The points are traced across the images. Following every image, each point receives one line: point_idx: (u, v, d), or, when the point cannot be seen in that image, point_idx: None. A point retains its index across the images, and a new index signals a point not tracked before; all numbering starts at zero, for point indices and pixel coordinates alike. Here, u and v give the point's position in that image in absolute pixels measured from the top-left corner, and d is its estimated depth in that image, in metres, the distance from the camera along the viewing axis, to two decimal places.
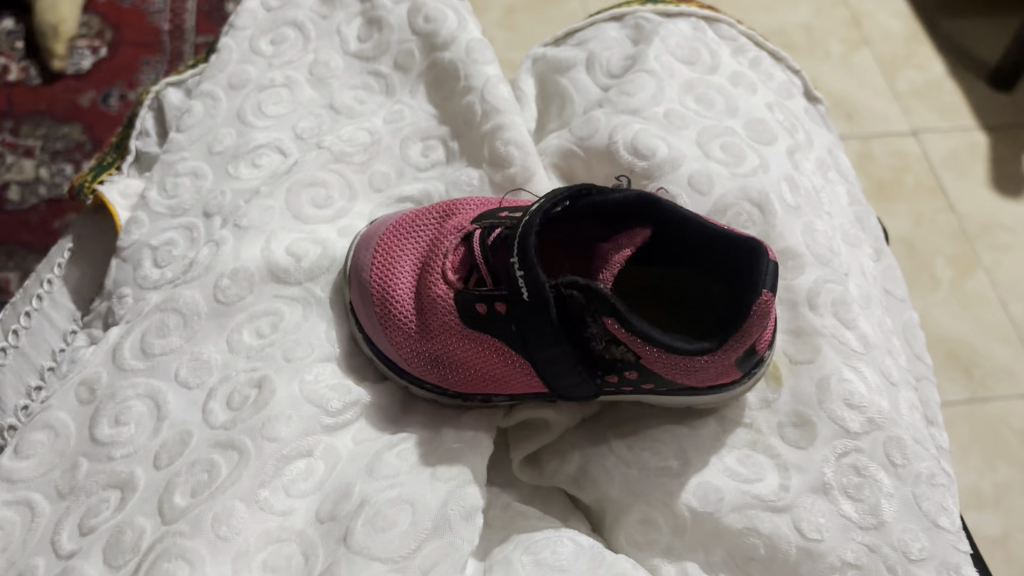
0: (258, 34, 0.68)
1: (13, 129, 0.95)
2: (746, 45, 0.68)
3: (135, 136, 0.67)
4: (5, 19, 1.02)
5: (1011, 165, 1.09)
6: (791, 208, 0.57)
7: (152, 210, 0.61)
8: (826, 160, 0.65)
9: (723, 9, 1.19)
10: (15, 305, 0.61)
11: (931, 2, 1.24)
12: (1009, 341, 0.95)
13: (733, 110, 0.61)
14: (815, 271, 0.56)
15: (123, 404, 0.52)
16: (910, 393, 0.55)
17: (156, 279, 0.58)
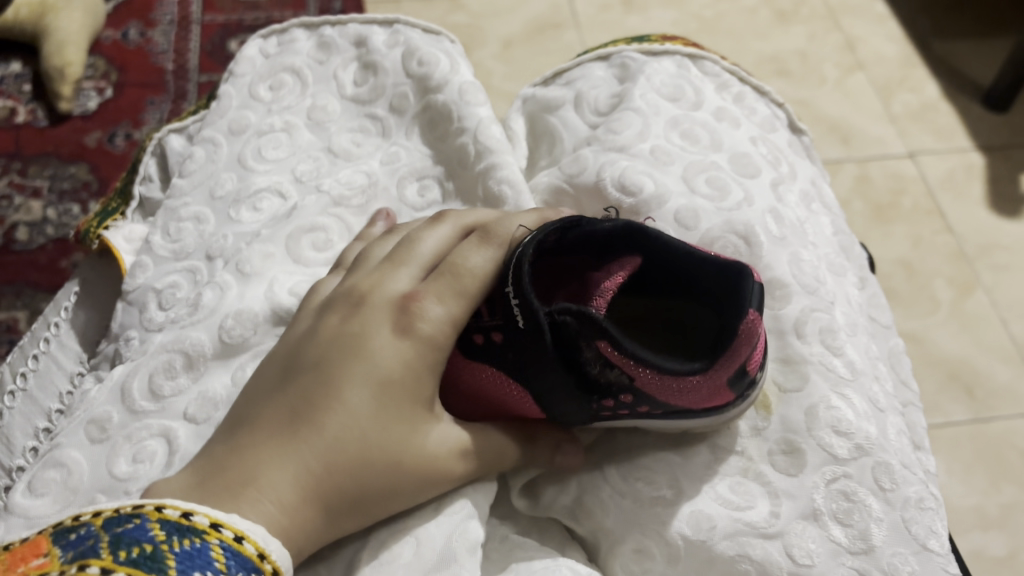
0: (257, 81, 0.68)
1: (21, 170, 0.97)
2: (729, 81, 0.67)
3: (139, 183, 0.67)
4: (14, 63, 1.05)
5: (1008, 185, 1.10)
6: (777, 239, 0.56)
7: (156, 253, 0.59)
8: (810, 193, 0.64)
9: (717, 38, 1.21)
10: (25, 347, 0.62)
11: (925, 25, 1.25)
12: (1011, 360, 0.96)
13: (717, 145, 0.60)
14: (802, 300, 0.54)
15: (137, 444, 0.49)
16: (898, 418, 0.53)
17: (161, 321, 0.55)
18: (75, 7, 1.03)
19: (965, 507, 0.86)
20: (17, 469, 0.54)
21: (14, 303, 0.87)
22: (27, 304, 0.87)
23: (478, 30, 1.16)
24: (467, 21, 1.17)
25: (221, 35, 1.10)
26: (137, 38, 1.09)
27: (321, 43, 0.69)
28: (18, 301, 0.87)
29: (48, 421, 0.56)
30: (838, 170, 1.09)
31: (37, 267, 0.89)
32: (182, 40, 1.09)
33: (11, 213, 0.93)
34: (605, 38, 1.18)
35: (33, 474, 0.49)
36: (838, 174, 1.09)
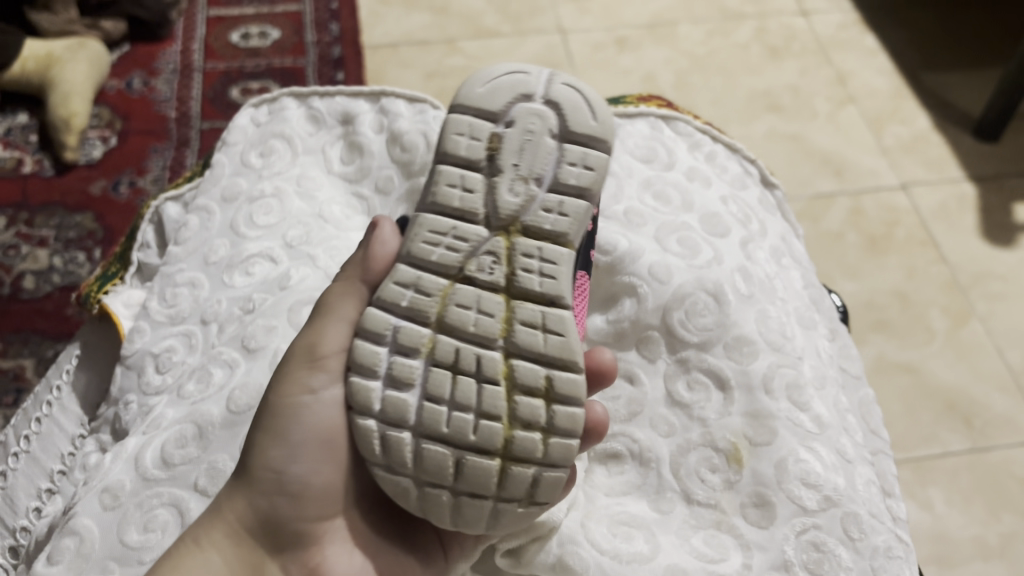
0: (248, 148, 0.68)
1: (28, 220, 0.99)
2: (702, 140, 0.68)
3: (137, 249, 0.67)
4: (21, 114, 1.08)
5: (1000, 215, 1.11)
6: (744, 297, 0.57)
7: (153, 318, 0.60)
8: (780, 248, 0.65)
9: (711, 75, 1.22)
10: (28, 410, 0.62)
11: (914, 57, 1.27)
12: (1008, 390, 0.96)
13: (688, 205, 0.62)
14: (769, 357, 0.55)
15: (149, 512, 0.50)
16: (867, 469, 0.54)
17: (158, 385, 0.57)
18: (80, 59, 1.06)
19: (963, 537, 0.86)
20: (20, 531, 0.55)
21: (21, 350, 0.89)
22: (33, 351, 0.89)
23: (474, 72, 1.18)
24: (462, 63, 1.19)
25: (222, 83, 1.13)
26: (140, 87, 1.12)
27: (310, 114, 0.70)
28: (25, 349, 0.89)
29: (50, 482, 0.57)
30: (831, 203, 1.10)
31: (43, 315, 0.91)
32: (185, 88, 1.12)
33: (17, 262, 0.95)
34: (599, 78, 1.20)
35: (52, 542, 0.50)
36: (832, 207, 1.10)
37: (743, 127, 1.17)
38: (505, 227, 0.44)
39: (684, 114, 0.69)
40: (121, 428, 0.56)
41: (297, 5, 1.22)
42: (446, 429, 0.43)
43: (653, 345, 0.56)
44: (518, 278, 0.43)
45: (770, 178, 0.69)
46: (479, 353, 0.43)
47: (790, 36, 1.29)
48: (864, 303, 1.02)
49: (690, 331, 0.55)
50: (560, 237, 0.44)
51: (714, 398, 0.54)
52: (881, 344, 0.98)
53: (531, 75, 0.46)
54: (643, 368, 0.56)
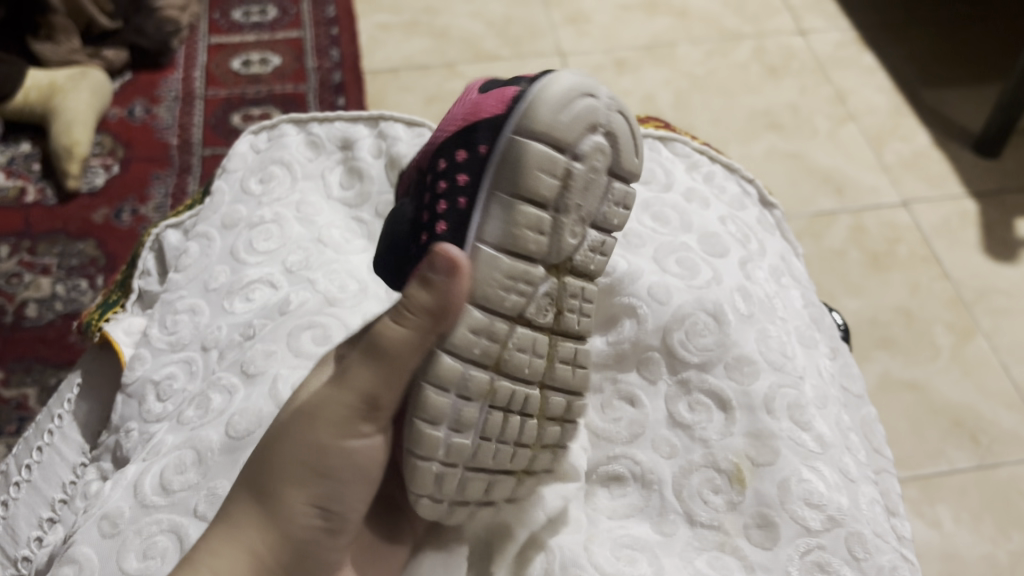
0: (248, 174, 0.68)
1: (30, 248, 0.99)
2: (699, 160, 0.69)
3: (137, 277, 0.67)
4: (23, 143, 1.08)
5: (1003, 230, 1.10)
6: (744, 316, 0.56)
7: (153, 346, 0.60)
8: (780, 267, 0.65)
9: (710, 94, 1.23)
10: (28, 439, 0.62)
11: (913, 74, 1.27)
12: (1014, 407, 0.95)
13: (686, 225, 0.62)
14: (769, 376, 0.54)
15: (148, 539, 0.49)
16: (870, 487, 0.54)
17: (159, 413, 0.57)
18: (83, 88, 1.07)
19: (972, 555, 0.86)
20: (21, 560, 0.55)
21: (24, 378, 0.89)
22: (37, 379, 0.89)
23: None
24: (463, 87, 1.20)
25: (224, 109, 1.13)
26: (142, 115, 1.12)
27: (309, 140, 0.70)
28: (28, 377, 0.89)
29: (52, 511, 0.57)
30: (833, 221, 1.10)
31: (47, 343, 0.91)
32: (186, 114, 1.12)
33: (20, 290, 0.95)
34: None
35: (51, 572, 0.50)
36: (833, 224, 1.10)
37: (742, 146, 1.17)
38: (557, 265, 0.44)
39: (681, 135, 0.70)
40: (123, 455, 0.56)
41: (298, 32, 1.23)
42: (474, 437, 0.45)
43: (654, 366, 0.56)
44: (563, 316, 0.45)
45: (768, 197, 0.69)
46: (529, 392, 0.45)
47: (788, 55, 1.29)
48: (867, 321, 1.01)
49: (690, 350, 0.55)
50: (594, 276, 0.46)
51: (715, 418, 0.54)
52: (886, 361, 0.98)
53: (600, 101, 0.42)
54: (644, 390, 0.56)
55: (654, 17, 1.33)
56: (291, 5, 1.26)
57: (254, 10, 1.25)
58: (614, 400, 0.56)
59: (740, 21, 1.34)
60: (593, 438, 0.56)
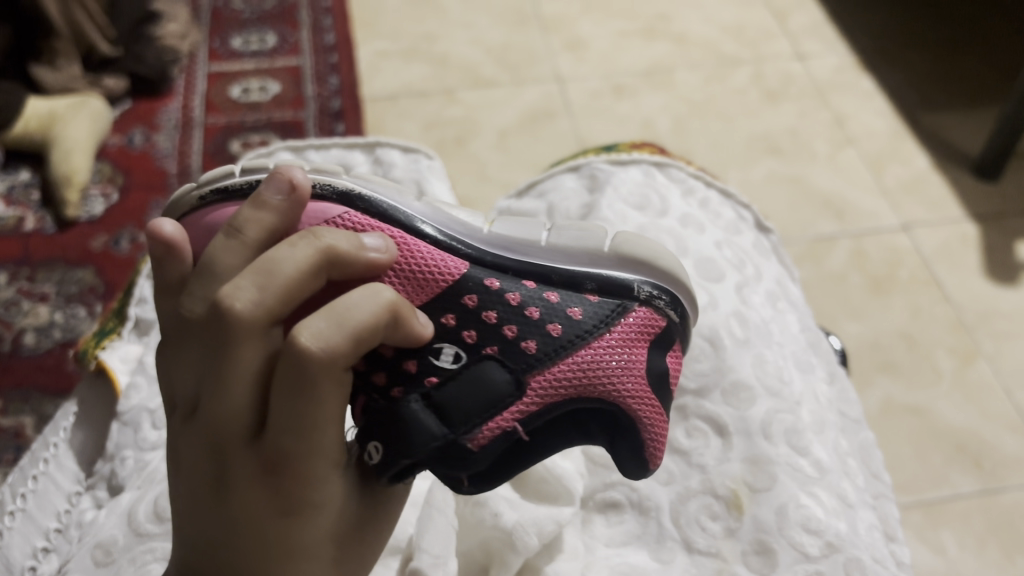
0: None
1: (29, 276, 0.99)
2: (695, 186, 0.68)
3: (134, 304, 0.66)
4: (23, 171, 1.08)
5: (1002, 254, 1.10)
6: (740, 341, 0.57)
7: (150, 373, 0.59)
8: (776, 292, 0.64)
9: (708, 119, 1.23)
10: (22, 467, 0.61)
11: (911, 99, 1.28)
12: (1018, 431, 0.95)
13: (682, 250, 0.61)
14: (765, 402, 0.54)
15: (142, 568, 0.48)
16: (868, 513, 0.54)
17: (155, 441, 0.56)
18: (82, 118, 1.07)
19: None
20: None
21: (21, 408, 0.88)
22: (34, 407, 0.88)
23: (474, 121, 1.19)
24: (462, 114, 1.20)
25: (222, 136, 1.14)
26: (142, 142, 1.13)
27: None
28: (25, 406, 0.88)
29: (46, 541, 0.56)
30: (833, 245, 1.10)
31: (44, 370, 0.91)
32: (185, 142, 1.13)
33: (19, 319, 0.95)
34: (597, 125, 1.21)
35: None
36: (834, 249, 1.09)
37: (742, 171, 1.17)
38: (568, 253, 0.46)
39: (677, 160, 0.70)
40: (117, 484, 0.55)
41: (297, 59, 1.23)
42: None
43: None
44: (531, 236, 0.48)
45: (765, 222, 0.69)
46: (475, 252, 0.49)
47: (787, 80, 1.30)
48: (869, 345, 1.01)
49: (688, 376, 0.56)
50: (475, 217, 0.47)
51: (713, 444, 0.54)
52: (888, 386, 0.97)
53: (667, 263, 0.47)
54: None
55: (652, 43, 1.33)
56: (291, 32, 1.27)
57: (254, 38, 1.26)
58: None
59: (739, 46, 1.34)
60: (591, 465, 0.54)
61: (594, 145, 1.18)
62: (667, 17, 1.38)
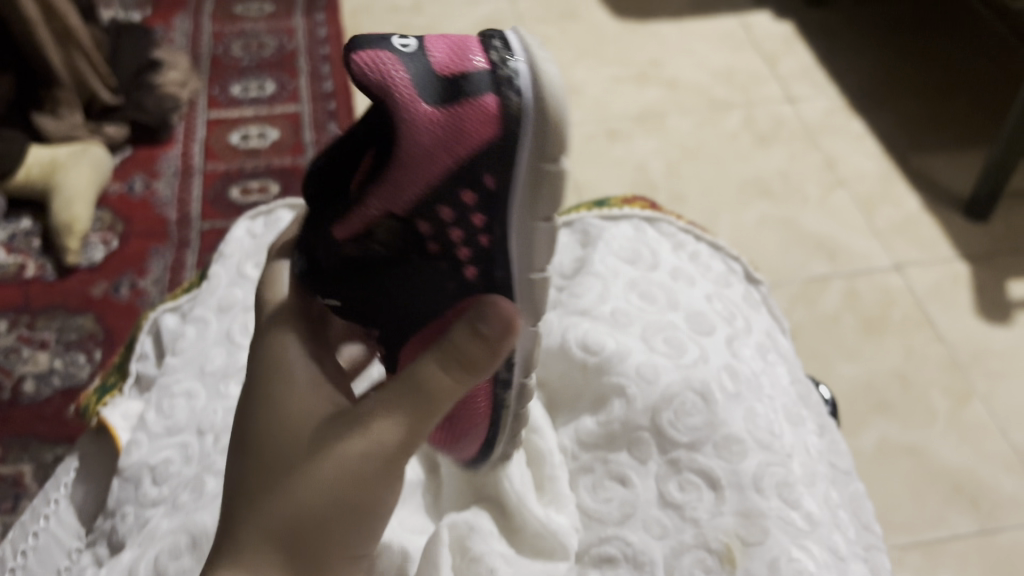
0: (244, 259, 0.70)
1: (29, 323, 1.00)
2: (685, 240, 0.70)
3: (134, 359, 0.67)
4: (24, 219, 1.10)
5: (995, 293, 1.11)
6: (732, 394, 0.57)
7: (150, 430, 0.60)
8: (766, 344, 0.65)
9: (700, 162, 1.25)
10: (23, 524, 0.61)
11: (901, 140, 1.30)
12: (1014, 470, 0.95)
13: (674, 304, 0.63)
14: (757, 456, 0.55)
15: None
16: (860, 566, 0.54)
17: (156, 497, 0.57)
18: (83, 165, 1.09)
19: None
20: None
21: (21, 456, 0.88)
22: (33, 455, 0.88)
23: None
24: None
25: (222, 183, 1.15)
26: (142, 189, 1.14)
27: None
28: (25, 454, 0.89)
29: None
30: (826, 286, 1.11)
31: (43, 419, 0.91)
32: (185, 189, 1.14)
33: (19, 366, 0.96)
34: (592, 170, 1.22)
35: None
36: (827, 290, 1.10)
37: (735, 214, 1.19)
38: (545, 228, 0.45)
39: (669, 215, 0.71)
40: (117, 541, 0.56)
41: (295, 106, 1.26)
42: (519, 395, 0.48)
43: (643, 446, 0.56)
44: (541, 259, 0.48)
45: (754, 273, 0.70)
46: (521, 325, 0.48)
47: (778, 123, 1.32)
48: (863, 387, 1.01)
49: (679, 430, 0.55)
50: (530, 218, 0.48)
51: (706, 497, 0.53)
52: (884, 427, 0.98)
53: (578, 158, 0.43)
54: (635, 470, 0.55)
55: (645, 88, 1.36)
56: (290, 80, 1.30)
57: (252, 86, 1.29)
58: (603, 479, 0.56)
59: (730, 90, 1.37)
60: (585, 519, 0.55)
61: (589, 188, 1.20)
62: (659, 63, 1.41)
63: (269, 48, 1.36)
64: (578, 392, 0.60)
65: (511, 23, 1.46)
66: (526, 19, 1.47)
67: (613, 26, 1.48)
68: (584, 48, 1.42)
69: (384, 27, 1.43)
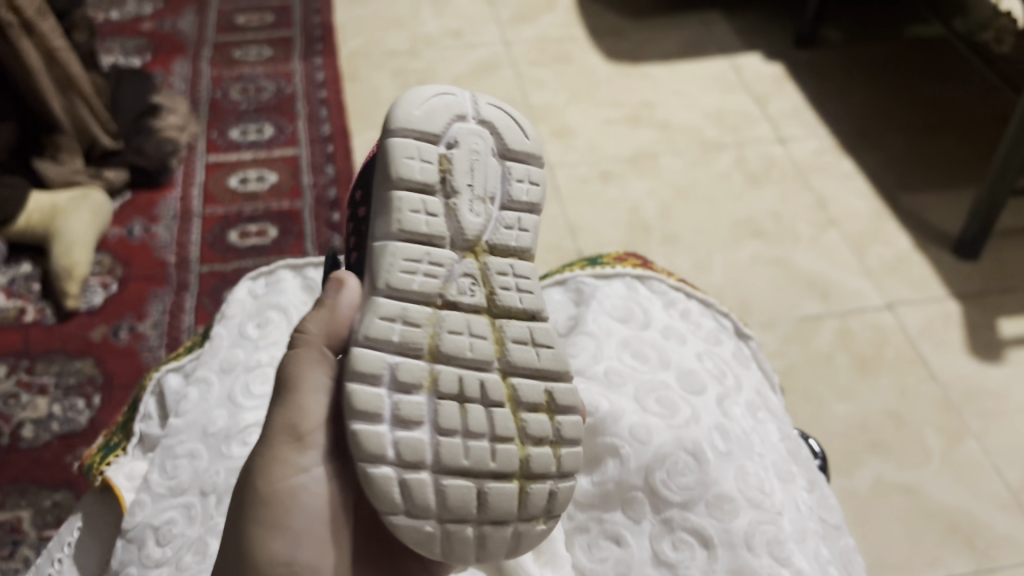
0: (246, 319, 0.71)
1: (28, 368, 1.00)
2: (676, 297, 0.71)
3: (138, 420, 0.67)
4: (24, 264, 1.11)
5: (987, 331, 1.11)
6: (723, 454, 0.58)
7: (153, 490, 0.60)
8: (756, 401, 0.66)
9: (693, 202, 1.27)
10: None
11: (891, 180, 1.32)
12: (1009, 509, 0.95)
13: (665, 363, 0.64)
14: (748, 514, 0.55)
15: None
16: None
17: (159, 558, 0.57)
18: (83, 209, 1.10)
19: None
20: None
21: (19, 502, 0.89)
22: (31, 501, 0.89)
23: None
24: None
25: (220, 227, 1.16)
26: (141, 233, 1.15)
27: (305, 284, 0.74)
28: (23, 500, 0.89)
29: None
30: (819, 324, 1.11)
31: (41, 464, 0.91)
32: (184, 233, 1.15)
33: (18, 411, 0.96)
34: (586, 211, 1.24)
35: None
36: (820, 328, 1.11)
37: (728, 253, 1.20)
38: (472, 248, 0.50)
39: (658, 273, 0.72)
40: None
41: (294, 150, 1.27)
42: (467, 461, 0.47)
43: (638, 506, 0.57)
44: (498, 296, 0.49)
45: (744, 329, 0.72)
46: (482, 378, 0.48)
47: (769, 164, 1.34)
48: (857, 426, 1.01)
49: (672, 490, 0.56)
50: (523, 252, 0.52)
51: (698, 555, 0.55)
52: (879, 465, 0.98)
53: (459, 96, 0.52)
54: (629, 529, 0.57)
55: (638, 130, 1.38)
56: (288, 124, 1.32)
57: (252, 129, 1.31)
58: (599, 539, 0.57)
59: (722, 131, 1.39)
60: None
61: (583, 229, 1.21)
62: (652, 105, 1.43)
63: (267, 92, 1.38)
64: None
65: (506, 66, 1.49)
66: (520, 63, 1.50)
67: (606, 69, 1.50)
68: (577, 91, 1.45)
69: (380, 72, 1.46)
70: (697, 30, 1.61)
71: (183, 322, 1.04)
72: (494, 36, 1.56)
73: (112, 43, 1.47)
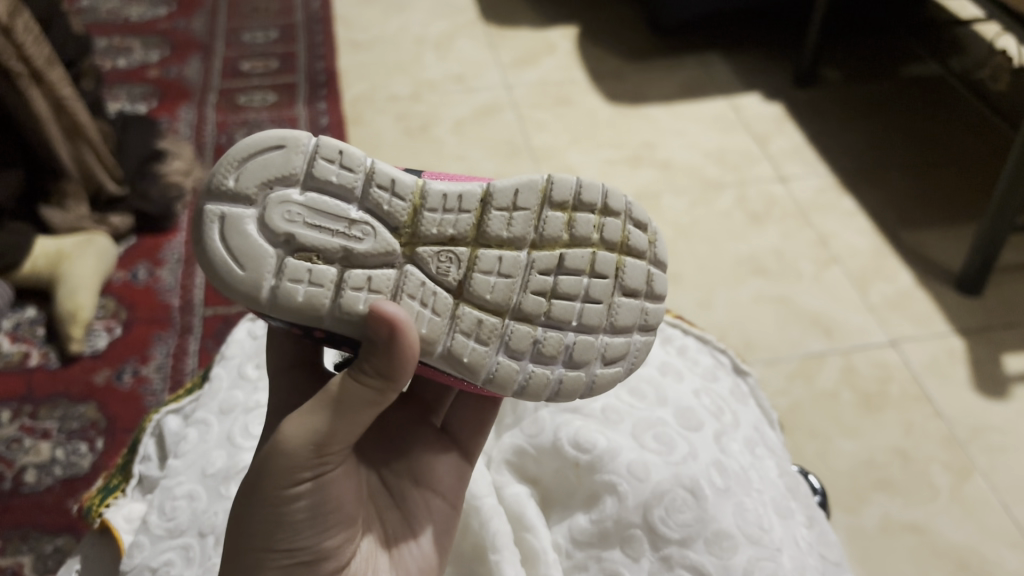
0: (246, 360, 0.71)
1: (32, 412, 1.00)
2: (671, 334, 0.73)
3: (138, 462, 0.68)
4: (29, 308, 1.11)
5: (992, 366, 1.11)
6: (721, 489, 0.58)
7: (152, 532, 0.60)
8: (754, 439, 0.66)
9: (694, 240, 1.27)
10: None
11: (891, 216, 1.32)
12: (1020, 547, 0.94)
13: (663, 400, 0.64)
14: (747, 551, 0.55)
15: None
16: None
17: None
18: (88, 254, 1.11)
19: None
20: None
21: (20, 547, 0.88)
22: (32, 547, 0.88)
23: None
24: None
25: None
26: (145, 277, 1.16)
27: None
28: (24, 545, 0.88)
29: None
30: (823, 361, 1.11)
31: (44, 509, 0.91)
32: (188, 276, 1.16)
33: (20, 455, 0.96)
34: None
35: None
36: (825, 365, 1.11)
37: (730, 291, 1.20)
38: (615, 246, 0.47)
39: None
40: None
41: None
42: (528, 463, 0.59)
43: (636, 544, 0.55)
44: (625, 238, 0.47)
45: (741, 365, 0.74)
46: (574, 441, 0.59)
47: (770, 203, 1.34)
48: (864, 462, 1.00)
49: (671, 526, 0.55)
50: (614, 243, 0.47)
51: None
52: (885, 503, 0.97)
53: (302, 269, 0.42)
54: (627, 567, 0.55)
55: (638, 170, 1.39)
56: None
57: None
58: None
59: (722, 170, 1.40)
60: None
61: None
62: (653, 144, 1.44)
63: None
64: (570, 488, 0.59)
65: (507, 108, 1.50)
66: (522, 105, 1.51)
67: (607, 110, 1.52)
68: (578, 132, 1.46)
69: (383, 117, 1.48)
70: (697, 71, 1.62)
71: (187, 365, 1.04)
72: (496, 80, 1.58)
73: (120, 90, 1.49)
